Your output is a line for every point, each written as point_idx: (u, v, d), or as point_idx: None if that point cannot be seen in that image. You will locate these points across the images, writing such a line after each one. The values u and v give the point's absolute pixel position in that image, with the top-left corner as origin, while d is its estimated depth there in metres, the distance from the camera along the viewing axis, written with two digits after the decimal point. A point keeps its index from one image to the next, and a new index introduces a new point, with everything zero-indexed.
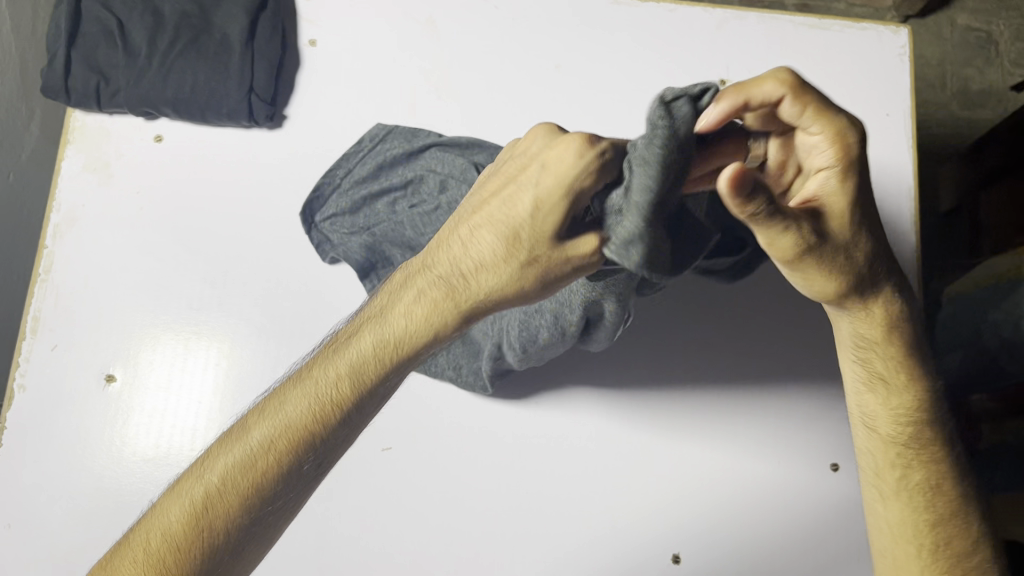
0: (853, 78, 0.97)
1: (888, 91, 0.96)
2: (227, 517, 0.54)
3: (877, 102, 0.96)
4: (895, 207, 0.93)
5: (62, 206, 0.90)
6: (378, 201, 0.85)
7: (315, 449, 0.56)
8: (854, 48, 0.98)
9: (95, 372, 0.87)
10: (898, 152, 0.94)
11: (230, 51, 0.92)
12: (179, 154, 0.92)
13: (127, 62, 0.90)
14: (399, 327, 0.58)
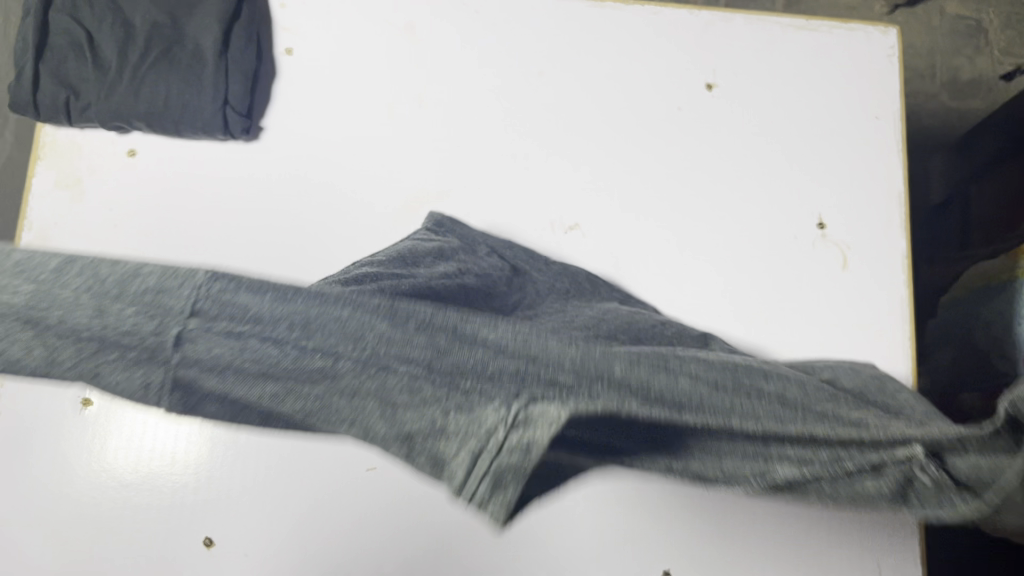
0: (845, 80, 0.95)
1: (877, 93, 0.94)
2: None
3: (866, 104, 0.94)
4: (880, 210, 0.91)
5: (33, 225, 0.87)
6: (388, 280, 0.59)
7: None
8: (846, 48, 0.96)
9: (72, 396, 0.85)
10: (888, 156, 0.92)
11: (203, 62, 0.89)
12: (153, 168, 0.90)
13: (96, 76, 0.87)
14: None
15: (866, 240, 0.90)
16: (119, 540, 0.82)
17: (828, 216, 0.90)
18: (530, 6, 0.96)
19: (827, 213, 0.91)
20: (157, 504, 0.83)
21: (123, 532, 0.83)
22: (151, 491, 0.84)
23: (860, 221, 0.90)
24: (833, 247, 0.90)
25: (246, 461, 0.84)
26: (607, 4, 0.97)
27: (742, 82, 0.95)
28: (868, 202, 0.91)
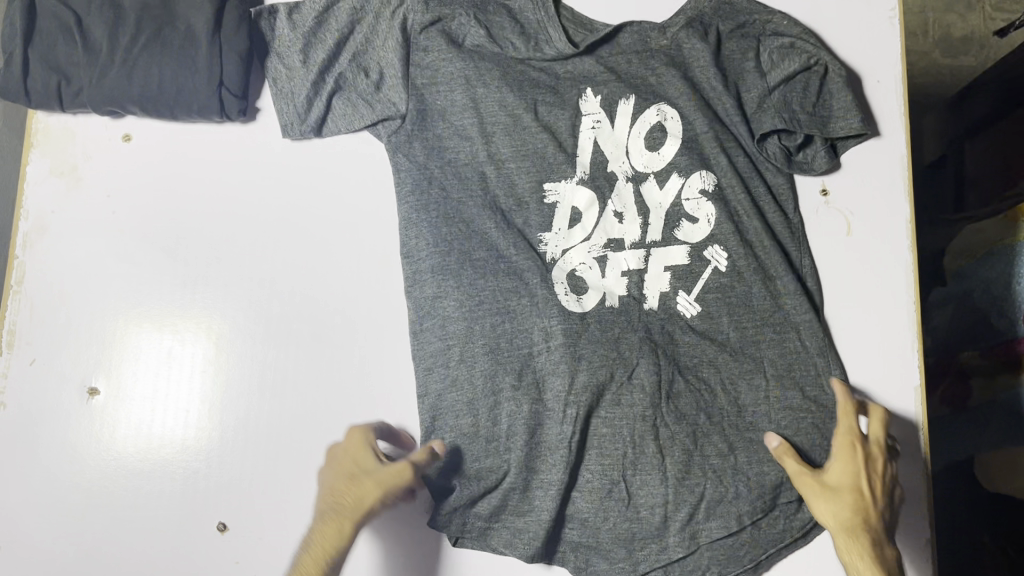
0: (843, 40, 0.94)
1: (877, 56, 0.93)
2: None
3: (866, 69, 0.93)
4: (883, 179, 0.90)
5: (30, 213, 0.87)
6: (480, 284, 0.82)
7: None
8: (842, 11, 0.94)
9: (77, 385, 0.84)
10: (888, 118, 0.92)
11: (196, 46, 0.85)
12: (150, 150, 0.89)
13: (88, 61, 0.85)
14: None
15: (868, 208, 0.90)
16: (133, 526, 0.82)
17: (831, 181, 0.90)
18: None
19: (830, 179, 0.90)
20: (167, 491, 0.83)
21: (137, 518, 0.82)
22: (163, 476, 0.84)
23: (867, 183, 0.90)
24: (836, 214, 0.90)
25: (256, 443, 0.84)
26: None
27: None
28: (877, 164, 0.90)
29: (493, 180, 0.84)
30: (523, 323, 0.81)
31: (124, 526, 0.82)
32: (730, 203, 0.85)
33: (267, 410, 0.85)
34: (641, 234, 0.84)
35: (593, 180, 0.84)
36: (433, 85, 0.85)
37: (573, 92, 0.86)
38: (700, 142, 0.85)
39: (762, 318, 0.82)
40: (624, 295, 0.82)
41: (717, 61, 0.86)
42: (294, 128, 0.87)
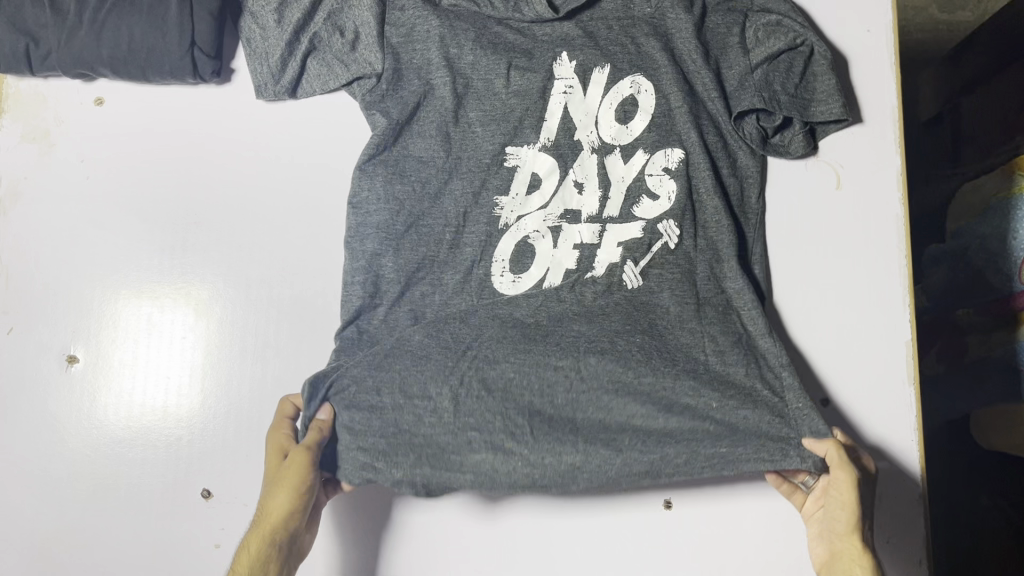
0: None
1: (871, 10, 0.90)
2: None
3: (858, 19, 0.90)
4: (875, 132, 0.87)
5: (3, 180, 0.84)
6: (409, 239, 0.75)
7: None
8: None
9: (56, 354, 0.82)
10: (881, 71, 0.89)
11: (166, 4, 0.83)
12: (124, 115, 0.86)
13: (56, 22, 0.82)
14: None
15: (857, 162, 0.87)
16: (116, 496, 0.79)
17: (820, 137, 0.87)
18: None
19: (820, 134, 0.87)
20: (151, 459, 0.81)
21: (121, 488, 0.80)
22: (147, 445, 0.81)
23: (858, 138, 0.87)
24: (825, 169, 0.87)
25: (241, 412, 0.82)
26: None
27: None
28: (874, 123, 0.88)
29: (454, 145, 0.76)
30: (441, 295, 0.75)
31: (105, 496, 0.79)
32: (692, 177, 0.77)
33: (249, 377, 0.82)
34: (600, 207, 0.77)
35: (558, 147, 0.77)
36: (406, 46, 0.78)
37: (548, 55, 0.78)
38: (673, 118, 0.77)
39: (705, 295, 0.74)
40: (571, 270, 0.75)
41: (700, 33, 0.79)
42: (267, 88, 0.79)
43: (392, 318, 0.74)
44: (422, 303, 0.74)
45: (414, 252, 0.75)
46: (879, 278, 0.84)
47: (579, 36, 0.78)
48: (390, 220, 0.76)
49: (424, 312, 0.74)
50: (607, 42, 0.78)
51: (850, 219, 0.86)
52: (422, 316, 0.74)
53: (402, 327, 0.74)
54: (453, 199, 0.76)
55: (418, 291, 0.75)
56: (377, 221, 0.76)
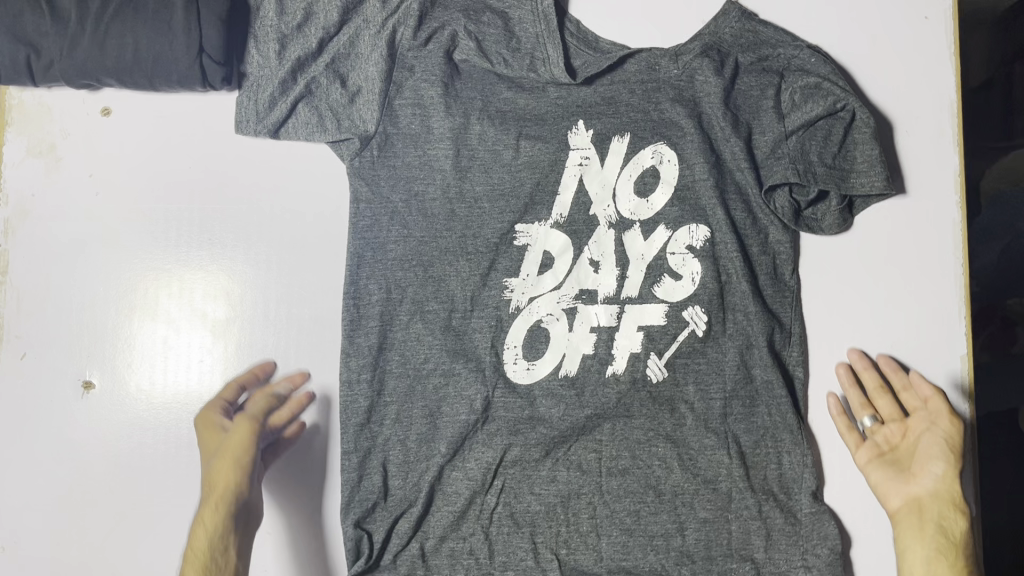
0: (896, 8, 0.85)
1: (920, 16, 0.85)
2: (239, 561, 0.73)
3: (912, 24, 0.85)
4: (932, 156, 0.84)
5: (10, 198, 0.81)
6: (416, 327, 0.81)
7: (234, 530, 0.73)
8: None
9: (72, 380, 0.80)
10: (939, 84, 0.85)
11: (172, 8, 0.78)
12: (132, 126, 0.82)
13: (56, 30, 0.77)
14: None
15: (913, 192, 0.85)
16: (139, 526, 0.79)
17: None
18: None
19: None
20: (171, 487, 0.79)
21: (144, 517, 0.79)
22: (168, 472, 0.80)
23: (916, 164, 0.85)
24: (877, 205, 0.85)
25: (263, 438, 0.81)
26: None
27: None
28: (932, 151, 0.84)
29: (457, 221, 0.82)
30: (467, 391, 0.80)
31: (127, 527, 0.79)
32: (720, 258, 0.82)
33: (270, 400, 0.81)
34: (616, 287, 0.83)
35: (572, 223, 0.83)
36: (410, 107, 0.82)
37: (564, 123, 0.83)
38: (697, 191, 0.83)
39: (731, 389, 0.81)
40: (590, 353, 0.82)
41: (729, 99, 0.82)
42: (248, 125, 0.81)
43: (398, 408, 0.80)
44: (427, 395, 0.80)
45: (423, 339, 0.81)
46: (935, 317, 0.84)
47: (598, 102, 0.83)
48: (384, 307, 0.81)
49: (429, 395, 0.80)
50: (629, 107, 0.83)
51: (905, 255, 0.84)
52: (416, 398, 0.80)
53: (417, 414, 0.80)
54: (465, 278, 0.81)
55: (417, 377, 0.80)
56: (379, 306, 0.81)
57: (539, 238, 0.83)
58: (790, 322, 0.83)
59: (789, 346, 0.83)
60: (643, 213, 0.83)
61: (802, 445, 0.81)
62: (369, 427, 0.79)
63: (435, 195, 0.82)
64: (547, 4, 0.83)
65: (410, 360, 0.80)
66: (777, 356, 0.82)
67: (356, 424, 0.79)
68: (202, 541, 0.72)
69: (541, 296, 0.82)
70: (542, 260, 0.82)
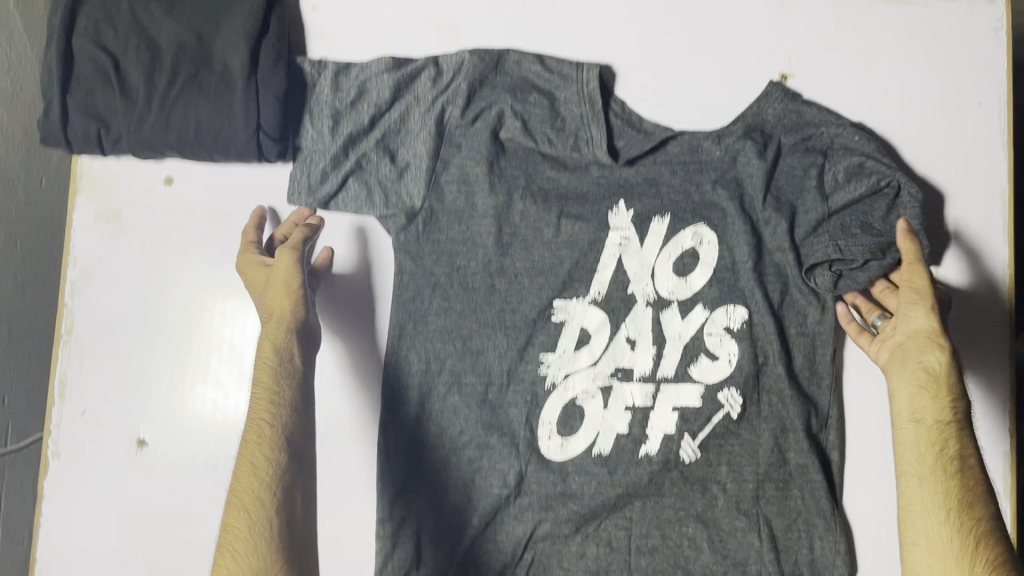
0: (947, 92, 0.84)
1: (969, 101, 0.84)
2: (295, 389, 0.75)
3: (963, 109, 0.84)
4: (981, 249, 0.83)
5: (78, 261, 0.86)
6: (453, 400, 0.83)
7: (292, 359, 0.76)
8: (931, 29, 0.85)
9: (128, 437, 0.84)
10: (991, 170, 0.83)
11: (233, 89, 0.81)
12: (192, 195, 0.86)
13: (125, 107, 0.82)
14: (258, 393, 0.74)
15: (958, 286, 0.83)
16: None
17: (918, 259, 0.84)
18: None
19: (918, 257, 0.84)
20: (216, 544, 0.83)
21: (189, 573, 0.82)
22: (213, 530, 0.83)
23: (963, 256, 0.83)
24: None
25: None
26: None
27: (820, 71, 0.85)
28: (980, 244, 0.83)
29: (497, 295, 0.84)
30: (502, 464, 0.82)
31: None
32: (758, 340, 0.82)
33: None
34: (652, 366, 0.84)
35: (609, 300, 0.84)
36: (455, 185, 0.84)
37: (605, 203, 0.84)
38: (737, 273, 0.83)
39: (764, 472, 0.82)
40: (623, 432, 0.83)
41: (772, 181, 0.82)
42: (300, 198, 0.84)
43: (435, 478, 0.83)
44: (462, 466, 0.83)
45: (459, 413, 0.83)
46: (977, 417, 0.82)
47: (641, 182, 0.84)
48: (422, 380, 0.83)
49: (464, 467, 0.83)
50: (670, 188, 0.83)
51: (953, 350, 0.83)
52: (452, 469, 0.83)
53: (452, 484, 0.82)
54: (502, 353, 0.83)
55: (454, 449, 0.83)
56: (418, 380, 0.83)
57: (576, 313, 0.84)
58: (826, 408, 0.83)
59: (827, 429, 0.82)
60: (682, 293, 0.83)
61: (835, 534, 0.80)
62: (403, 494, 0.82)
63: (476, 269, 0.84)
64: (593, 85, 0.84)
65: (447, 432, 0.83)
66: (814, 440, 0.82)
67: (393, 492, 0.82)
68: (264, 375, 0.75)
69: (578, 372, 0.84)
70: (578, 335, 0.84)
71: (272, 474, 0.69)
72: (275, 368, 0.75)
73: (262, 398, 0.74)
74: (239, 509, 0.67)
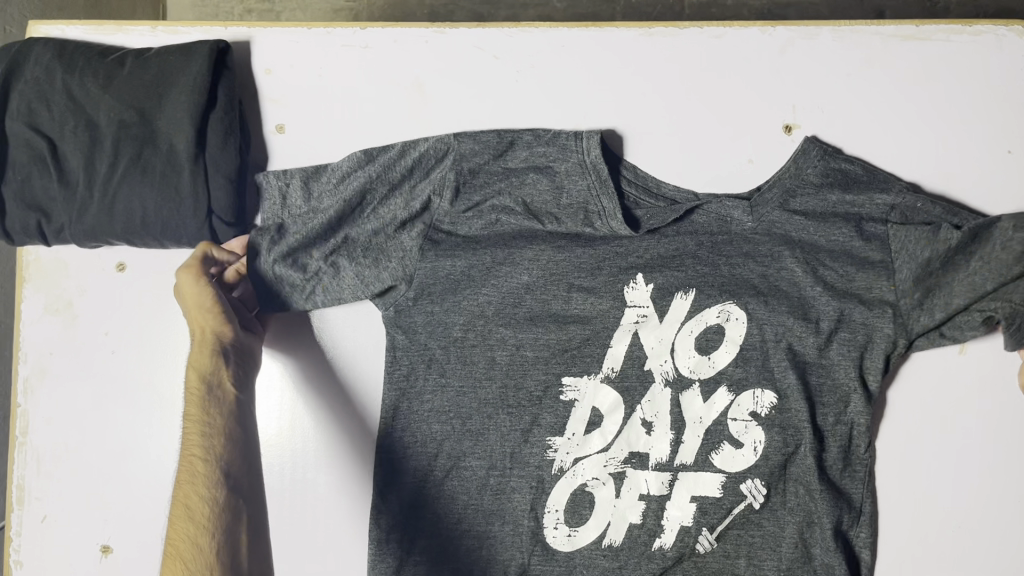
0: (973, 136, 0.78)
1: (998, 143, 0.77)
2: (218, 431, 0.70)
3: (995, 152, 0.77)
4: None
5: (29, 357, 0.81)
6: (453, 481, 0.75)
7: (217, 385, 0.72)
8: (954, 67, 0.78)
9: (91, 544, 0.79)
10: None
11: (178, 171, 0.74)
12: (147, 281, 0.80)
13: (64, 195, 0.75)
14: (191, 440, 0.69)
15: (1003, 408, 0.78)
16: None
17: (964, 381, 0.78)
18: (560, 42, 0.80)
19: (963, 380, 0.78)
20: None
21: None
22: None
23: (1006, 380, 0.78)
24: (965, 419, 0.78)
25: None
26: (656, 30, 0.79)
27: (829, 118, 0.78)
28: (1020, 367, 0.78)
29: (497, 370, 0.75)
30: (503, 557, 0.75)
31: None
32: (789, 427, 0.73)
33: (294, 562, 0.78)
34: (670, 453, 0.74)
35: (623, 378, 0.75)
36: (453, 263, 0.75)
37: (600, 275, 0.75)
38: (767, 350, 0.74)
39: (787, 567, 0.74)
40: (636, 523, 0.74)
41: (810, 249, 0.74)
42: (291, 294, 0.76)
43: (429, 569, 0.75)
44: (461, 556, 0.75)
45: (459, 495, 0.75)
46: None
47: (663, 255, 0.75)
48: (421, 458, 0.76)
49: (463, 558, 0.75)
50: (695, 260, 0.75)
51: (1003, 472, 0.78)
52: (451, 557, 0.75)
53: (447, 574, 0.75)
54: (504, 436, 0.75)
55: (450, 536, 0.75)
56: (412, 465, 0.76)
57: (587, 392, 0.75)
58: (856, 494, 0.74)
59: (857, 526, 0.75)
60: (705, 369, 0.74)
61: None
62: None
63: (473, 348, 0.75)
64: (596, 154, 0.75)
65: (444, 517, 0.75)
66: (843, 537, 0.74)
67: None
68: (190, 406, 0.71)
69: (588, 458, 0.75)
70: (590, 416, 0.75)
71: (210, 510, 0.66)
72: (203, 396, 0.71)
73: (193, 430, 0.70)
74: (179, 525, 0.65)
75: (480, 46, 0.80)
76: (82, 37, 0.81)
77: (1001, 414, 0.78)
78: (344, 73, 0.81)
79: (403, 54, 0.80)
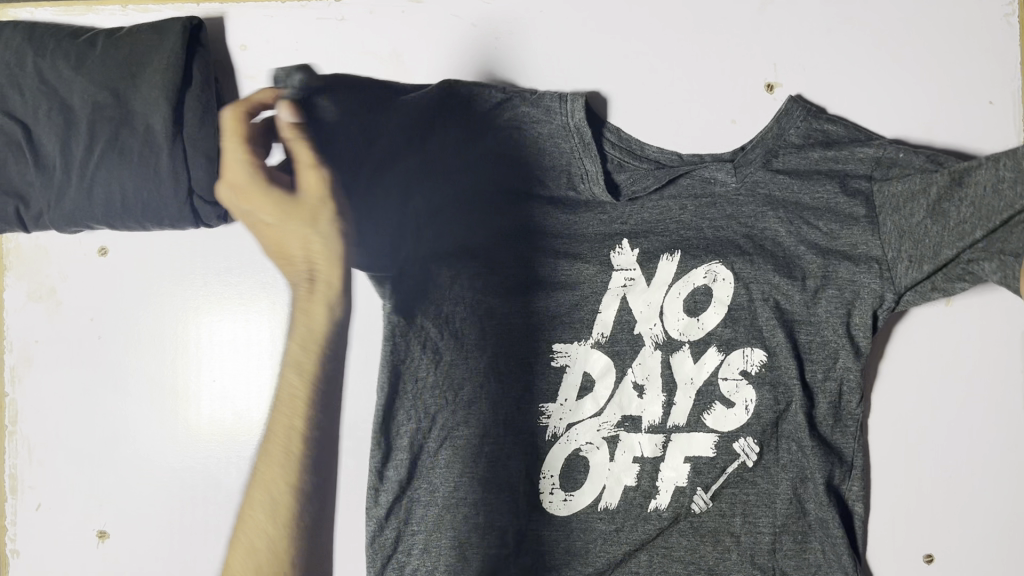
0: (953, 88, 0.78)
1: (979, 94, 0.77)
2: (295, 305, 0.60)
3: (975, 103, 0.77)
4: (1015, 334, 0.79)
5: (15, 346, 0.80)
6: (444, 451, 0.75)
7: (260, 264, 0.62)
8: (932, 19, 0.78)
9: (87, 529, 0.79)
10: None
11: (157, 150, 0.73)
12: (130, 264, 0.79)
13: (41, 179, 0.74)
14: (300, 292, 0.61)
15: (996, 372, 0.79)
16: None
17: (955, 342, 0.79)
18: (538, 7, 0.79)
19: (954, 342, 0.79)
20: None
21: None
22: None
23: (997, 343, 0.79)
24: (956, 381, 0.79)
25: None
26: None
27: (809, 76, 0.78)
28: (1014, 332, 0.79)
29: (489, 341, 0.75)
30: (498, 523, 0.74)
31: None
32: (779, 384, 0.74)
33: None
34: (662, 415, 0.75)
35: (613, 342, 0.75)
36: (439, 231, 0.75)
37: (587, 240, 0.75)
38: (755, 311, 0.74)
39: (781, 524, 0.74)
40: (631, 486, 0.75)
41: (792, 209, 0.74)
42: None
43: (425, 540, 0.75)
44: (455, 525, 0.74)
45: (450, 463, 0.75)
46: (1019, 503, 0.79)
47: (645, 222, 0.75)
48: (414, 428, 0.75)
49: (458, 527, 0.75)
50: (679, 223, 0.75)
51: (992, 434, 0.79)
52: (447, 525, 0.74)
53: (444, 543, 0.75)
54: (495, 405, 0.75)
55: (445, 506, 0.75)
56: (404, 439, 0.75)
57: (578, 355, 0.75)
58: (848, 448, 0.75)
59: (849, 480, 0.75)
60: (695, 330, 0.75)
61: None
62: (396, 558, 0.76)
63: (461, 317, 0.75)
64: (579, 116, 0.76)
65: (438, 487, 0.75)
66: (835, 493, 0.75)
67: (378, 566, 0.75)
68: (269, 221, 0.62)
69: (582, 423, 0.75)
70: (581, 379, 0.75)
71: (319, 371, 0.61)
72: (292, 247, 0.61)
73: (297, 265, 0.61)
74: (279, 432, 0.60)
75: (457, 15, 0.79)
76: (51, 19, 0.81)
77: (987, 380, 0.79)
78: (320, 46, 0.80)
79: (380, 25, 0.80)
